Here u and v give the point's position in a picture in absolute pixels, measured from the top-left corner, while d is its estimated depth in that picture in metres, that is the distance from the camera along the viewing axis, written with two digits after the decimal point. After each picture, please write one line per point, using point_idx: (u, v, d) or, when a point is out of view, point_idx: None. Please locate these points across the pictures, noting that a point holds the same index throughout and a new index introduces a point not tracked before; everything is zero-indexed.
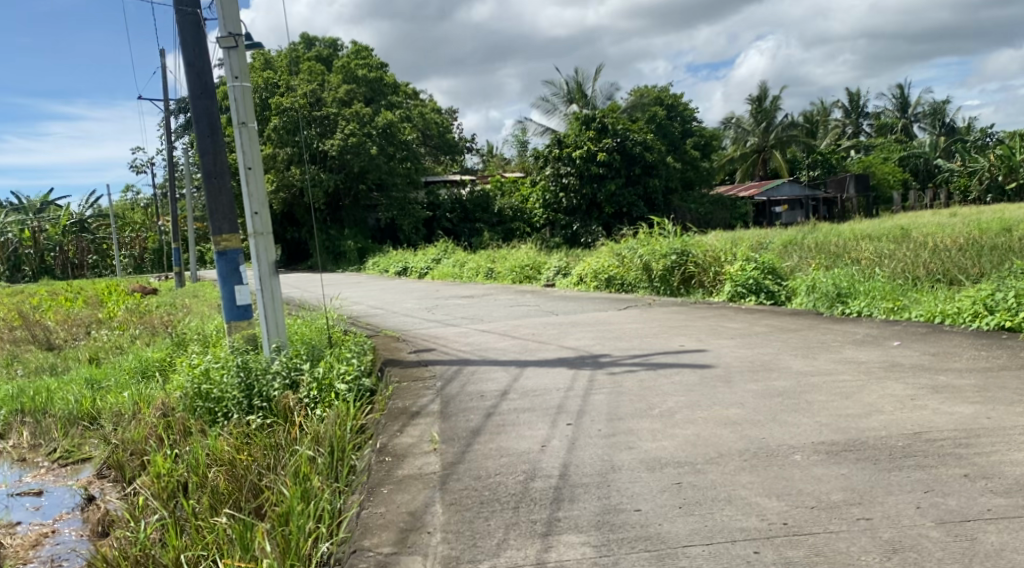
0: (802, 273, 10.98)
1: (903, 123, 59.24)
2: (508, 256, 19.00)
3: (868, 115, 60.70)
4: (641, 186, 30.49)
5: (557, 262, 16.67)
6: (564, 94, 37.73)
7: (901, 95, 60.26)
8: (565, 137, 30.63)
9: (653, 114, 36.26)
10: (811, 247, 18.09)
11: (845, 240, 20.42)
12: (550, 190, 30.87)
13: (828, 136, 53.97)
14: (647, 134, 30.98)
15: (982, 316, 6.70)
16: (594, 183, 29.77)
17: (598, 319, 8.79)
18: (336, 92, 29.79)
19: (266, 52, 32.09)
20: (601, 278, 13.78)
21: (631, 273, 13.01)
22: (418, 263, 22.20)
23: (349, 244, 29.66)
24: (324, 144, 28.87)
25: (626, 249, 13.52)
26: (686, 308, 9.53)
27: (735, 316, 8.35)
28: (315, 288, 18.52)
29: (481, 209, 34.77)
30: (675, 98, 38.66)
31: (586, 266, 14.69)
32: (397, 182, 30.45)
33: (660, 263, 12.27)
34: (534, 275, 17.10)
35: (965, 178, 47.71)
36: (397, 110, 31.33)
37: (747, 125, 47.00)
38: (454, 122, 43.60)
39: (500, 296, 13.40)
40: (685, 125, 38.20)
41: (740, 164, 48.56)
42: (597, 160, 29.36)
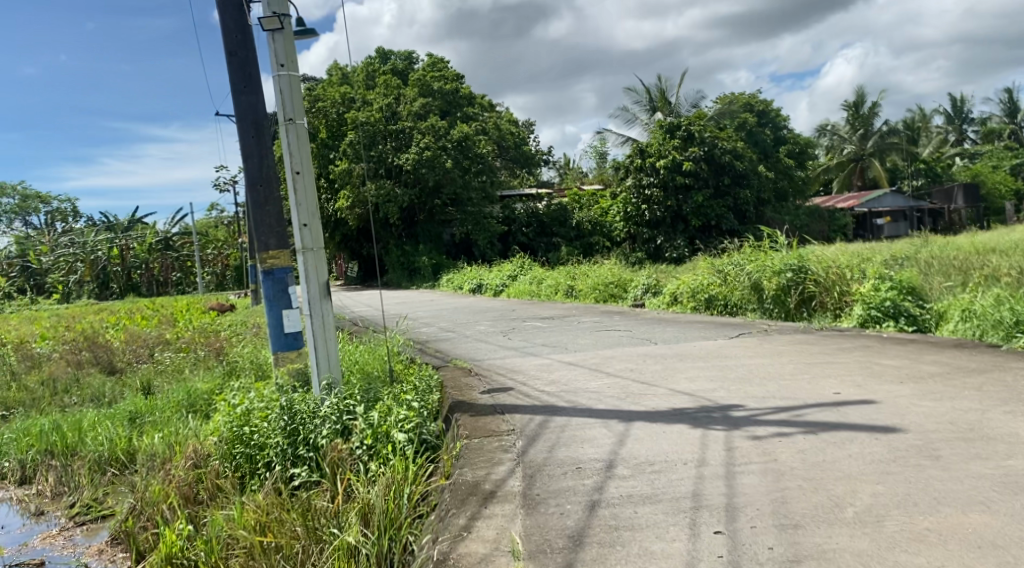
0: (948, 295, 9.31)
1: (1012, 128, 54.99)
2: (590, 273, 17.64)
3: (973, 120, 56.59)
4: (730, 197, 28.72)
5: (646, 279, 15.26)
6: (645, 102, 36.27)
7: (1010, 99, 55.99)
8: (648, 146, 29.08)
9: (741, 122, 34.30)
10: (932, 262, 16.05)
11: (969, 254, 18.26)
12: (631, 203, 29.33)
13: (929, 143, 50.50)
14: (736, 142, 29.21)
15: None
16: (679, 195, 28.34)
17: (708, 350, 7.37)
18: (411, 105, 29.10)
19: (342, 67, 31.79)
20: (700, 299, 12.31)
21: (736, 293, 11.51)
22: (493, 280, 21.04)
23: (423, 259, 28.82)
24: (400, 158, 28.18)
25: (729, 265, 12.04)
26: (812, 336, 8.02)
27: (882, 349, 6.82)
28: (385, 306, 17.55)
29: (559, 223, 33.42)
30: (766, 104, 36.50)
31: (680, 285, 13.26)
32: (473, 196, 29.42)
33: (773, 281, 10.73)
34: (620, 293, 15.70)
35: None
36: (473, 123, 30.52)
37: (842, 132, 44.29)
38: (531, 135, 42.58)
39: (585, 318, 12.06)
40: (776, 132, 36.04)
41: (833, 174, 45.85)
42: (683, 170, 27.79)
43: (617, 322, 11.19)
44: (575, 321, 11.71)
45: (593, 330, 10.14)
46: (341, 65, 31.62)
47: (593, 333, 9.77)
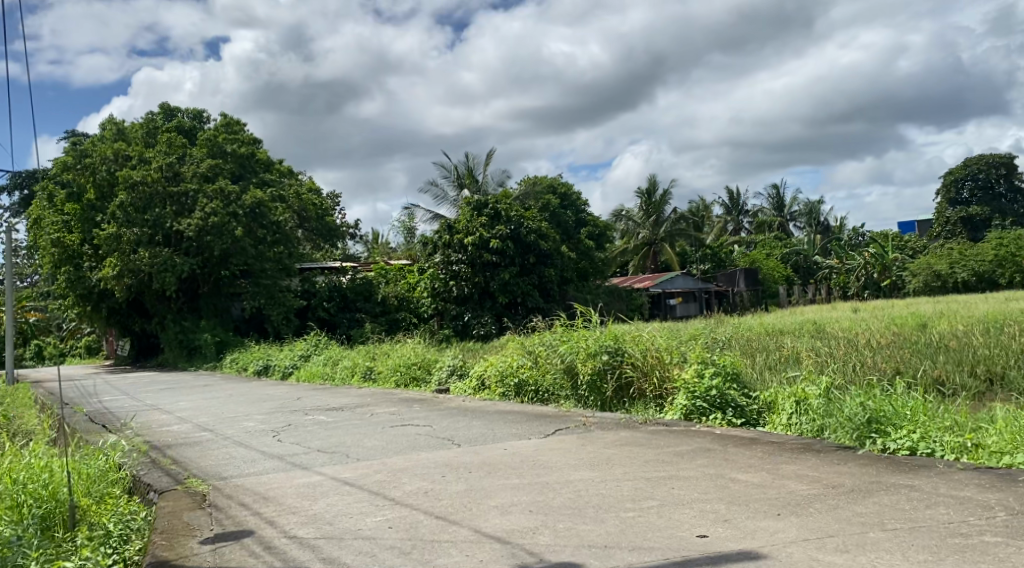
0: (771, 384, 8.59)
1: (780, 221, 60.50)
2: (390, 354, 15.88)
3: (748, 212, 61.63)
4: (536, 276, 28.35)
5: (452, 359, 13.79)
6: (453, 177, 35.78)
7: (777, 195, 61.79)
8: (456, 223, 28.21)
9: (546, 203, 34.58)
10: (733, 342, 15.94)
11: (763, 335, 18.56)
12: (439, 278, 28.16)
13: (712, 231, 54.16)
14: (542, 222, 29.02)
15: None
16: (486, 272, 27.55)
17: (522, 455, 5.93)
18: (197, 166, 26.08)
19: (117, 120, 28.35)
20: (508, 384, 10.98)
21: (549, 378, 10.29)
22: (281, 360, 18.72)
23: (205, 336, 25.70)
24: (181, 224, 25.19)
25: (542, 346, 10.86)
26: (641, 434, 6.85)
27: (725, 451, 5.73)
28: (144, 392, 14.64)
29: (363, 298, 31.17)
30: (569, 187, 37.25)
31: (487, 368, 11.89)
32: (266, 267, 26.93)
33: (588, 365, 9.62)
34: (422, 377, 14.06)
35: (844, 275, 48.51)
36: (266, 188, 28.25)
37: (637, 218, 46.12)
38: (334, 207, 40.58)
39: (377, 408, 10.26)
40: (578, 215, 36.77)
41: (630, 257, 47.49)
42: (490, 247, 27.12)
43: (413, 413, 9.55)
44: (366, 411, 9.93)
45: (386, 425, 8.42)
46: (116, 118, 28.12)
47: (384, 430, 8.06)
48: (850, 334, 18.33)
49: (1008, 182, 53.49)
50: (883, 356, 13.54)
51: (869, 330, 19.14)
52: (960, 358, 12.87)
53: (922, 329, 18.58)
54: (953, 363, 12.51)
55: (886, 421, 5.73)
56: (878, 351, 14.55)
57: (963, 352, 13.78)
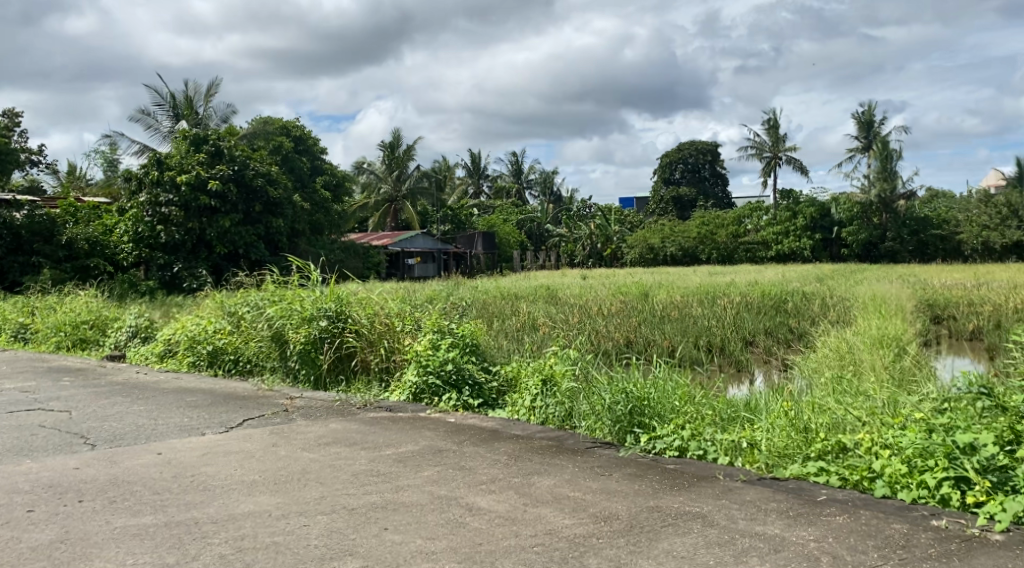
0: (513, 360, 7.49)
1: (517, 188, 61.97)
2: (58, 306, 12.80)
3: (486, 177, 62.22)
4: (263, 226, 25.58)
5: (134, 316, 11.23)
6: (168, 107, 31.35)
7: (514, 162, 63.11)
8: (167, 158, 24.53)
9: (278, 146, 31.46)
10: (471, 306, 14.99)
11: (497, 299, 17.81)
12: (143, 222, 24.24)
13: (451, 192, 53.75)
14: (272, 166, 26.36)
15: (924, 463, 3.50)
16: (203, 217, 24.29)
17: (176, 465, 4.14)
18: None
19: None
20: (200, 352, 8.91)
21: (252, 346, 8.41)
22: None
23: None
24: None
25: (247, 306, 8.91)
26: (356, 425, 5.37)
27: (462, 452, 4.44)
28: None
29: (42, 240, 25.89)
30: (304, 131, 34.39)
31: (176, 331, 9.66)
32: None
33: (301, 332, 7.89)
34: (93, 340, 11.38)
35: (571, 244, 50.73)
36: None
37: (378, 173, 44.20)
38: (12, 128, 33.87)
39: (7, 383, 7.67)
40: (313, 162, 34.19)
41: (368, 213, 45.58)
42: (209, 189, 23.93)
43: (50, 392, 7.17)
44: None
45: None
46: None
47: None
48: (581, 301, 18.28)
49: (711, 167, 59.22)
50: (615, 326, 13.33)
51: (598, 298, 19.28)
52: (686, 329, 12.92)
53: (646, 299, 19.10)
54: (679, 334, 12.55)
55: (649, 413, 4.78)
56: (610, 320, 14.39)
57: (693, 324, 13.99)
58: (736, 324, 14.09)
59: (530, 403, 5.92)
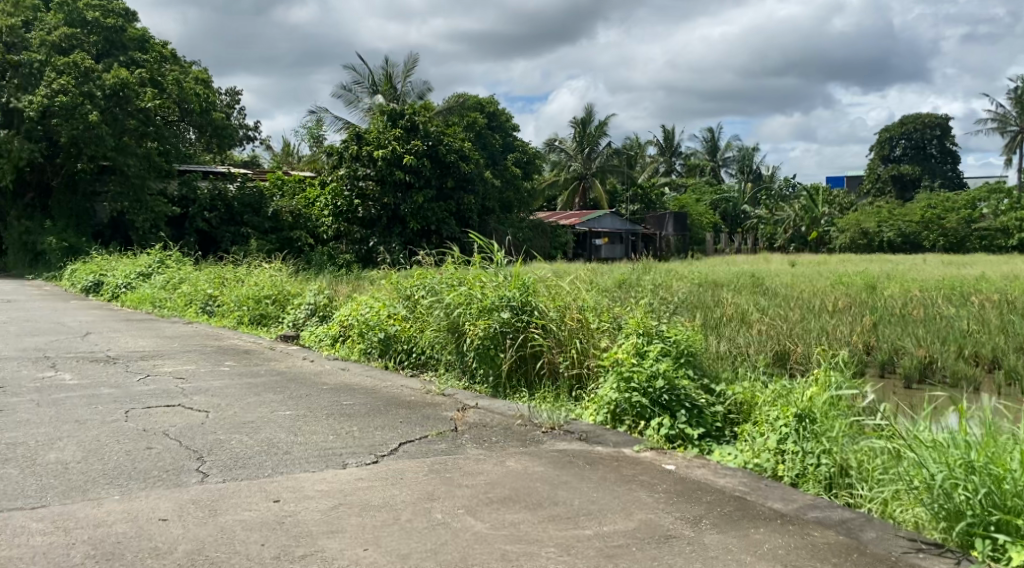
0: (740, 379, 5.77)
1: (712, 166, 58.45)
2: (245, 279, 12.57)
3: (680, 154, 59.12)
4: (453, 202, 25.04)
5: (314, 293, 10.57)
6: (367, 84, 31.83)
7: (712, 138, 59.51)
8: (366, 133, 24.55)
9: (470, 122, 30.97)
10: (667, 292, 13.22)
11: (693, 287, 15.84)
12: (343, 196, 24.51)
13: (642, 169, 51.53)
14: (464, 141, 25.66)
15: None
16: (398, 193, 24.11)
17: (291, 533, 2.91)
18: (47, 34, 22.84)
19: None
20: (372, 340, 7.89)
21: (426, 335, 7.25)
22: (116, 277, 15.17)
23: (50, 239, 22.70)
24: (21, 102, 21.88)
25: (424, 290, 7.77)
26: (543, 467, 3.89)
27: (705, 550, 2.88)
28: None
29: (251, 211, 26.91)
30: (497, 105, 33.72)
31: (349, 312, 8.76)
32: (132, 164, 23.82)
33: (478, 324, 6.55)
34: (272, 317, 10.90)
35: (772, 226, 46.90)
36: (136, 69, 24.80)
37: (569, 149, 42.95)
38: (231, 107, 36.06)
39: (166, 364, 7.02)
40: (504, 138, 33.53)
41: (557, 191, 44.53)
42: (403, 164, 23.70)
43: (199, 381, 6.24)
44: (135, 371, 6.59)
45: (130, 407, 5.15)
46: None
47: (113, 419, 4.79)
48: (787, 293, 15.92)
49: (939, 143, 52.52)
50: (844, 325, 11.10)
51: (811, 289, 16.73)
52: (944, 335, 10.40)
53: (874, 292, 16.29)
54: (937, 340, 10.09)
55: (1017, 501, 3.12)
56: (839, 318, 12.06)
57: (954, 328, 11.34)
58: (1007, 331, 11.28)
59: (781, 446, 4.51)
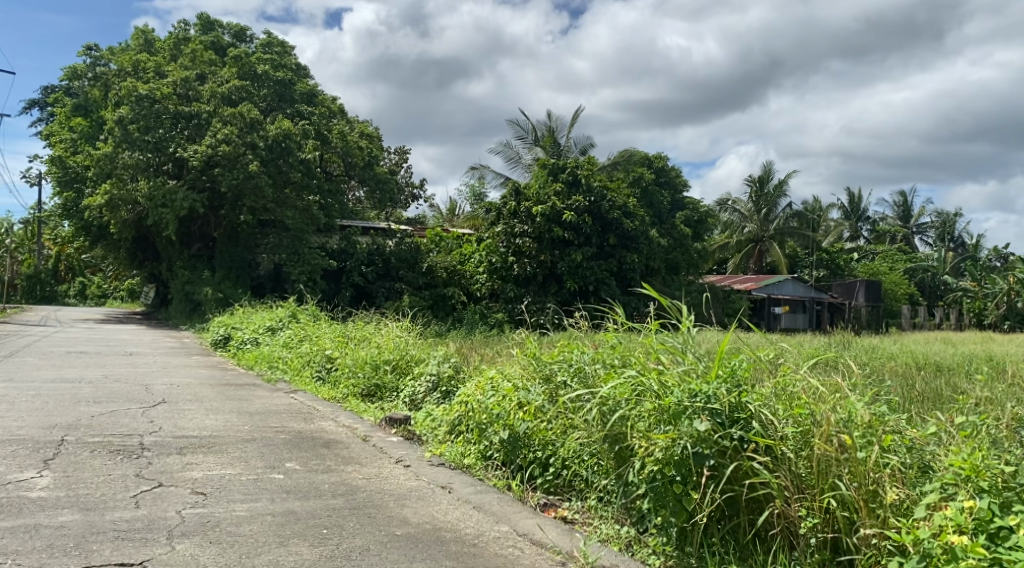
0: None
1: (906, 233, 52.39)
2: (370, 338, 10.67)
3: (867, 219, 53.43)
4: (615, 261, 22.46)
5: (439, 361, 8.37)
6: (529, 137, 30.34)
7: (904, 202, 53.53)
8: (526, 188, 22.76)
9: (637, 177, 28.51)
10: (890, 373, 9.93)
11: (913, 364, 12.26)
12: (498, 253, 22.81)
13: (825, 232, 46.67)
14: (630, 197, 23.16)
15: None
16: (555, 250, 22.08)
17: None
18: (216, 86, 23.06)
19: (148, 33, 25.93)
20: (492, 441, 5.40)
21: (572, 443, 4.73)
22: (245, 331, 13.94)
23: (207, 290, 22.34)
24: (187, 151, 21.87)
25: (574, 375, 5.24)
26: None
27: None
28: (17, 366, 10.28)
29: (406, 266, 25.66)
30: (666, 160, 31.15)
31: (466, 395, 6.34)
32: (289, 216, 23.25)
33: (657, 441, 3.95)
34: (385, 392, 8.79)
35: (982, 300, 40.54)
36: (301, 121, 24.69)
37: (743, 210, 39.54)
38: (395, 164, 35.85)
39: (198, 466, 4.88)
40: (673, 195, 30.85)
41: (729, 255, 40.87)
42: (563, 221, 21.62)
43: (217, 507, 4.04)
44: (147, 478, 4.50)
45: None
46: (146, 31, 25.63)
47: None
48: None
49: None
50: None
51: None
52: None
53: None
54: None
55: None
56: None
57: None
58: None
59: None
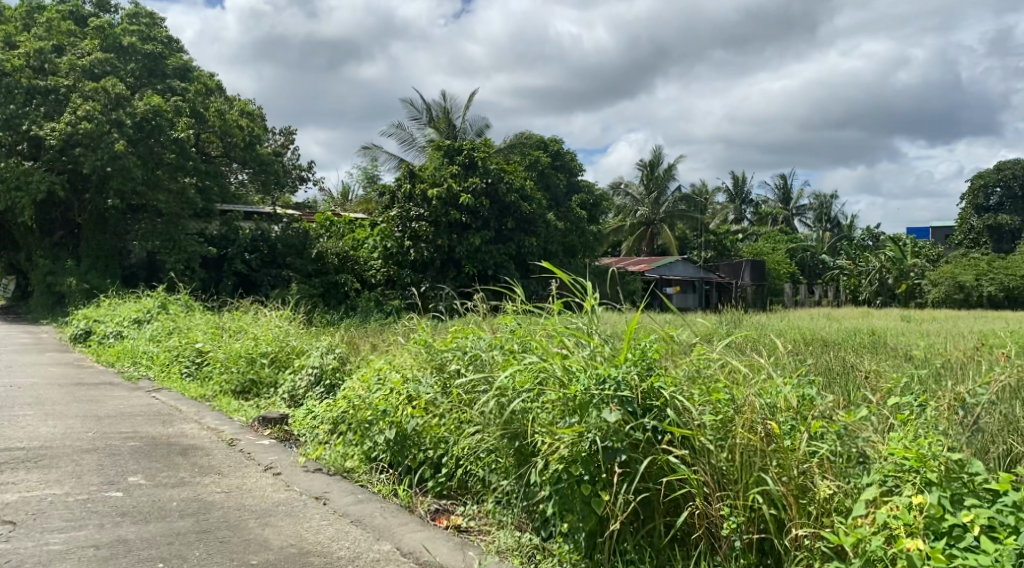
0: None
1: (788, 215, 54.56)
2: (248, 329, 9.77)
3: (752, 202, 55.31)
4: (512, 245, 22.04)
5: (322, 352, 7.64)
6: (422, 119, 29.46)
7: (785, 185, 55.70)
8: (419, 170, 21.97)
9: (532, 160, 28.16)
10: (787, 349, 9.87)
11: (803, 340, 12.41)
12: (391, 238, 21.97)
13: (713, 215, 47.94)
14: (527, 179, 22.76)
15: None
16: (452, 234, 21.46)
17: None
18: (78, 59, 21.11)
19: None
20: (376, 441, 4.76)
21: (466, 440, 4.17)
22: (109, 325, 12.66)
23: (72, 281, 20.51)
24: (44, 129, 19.91)
25: (467, 364, 4.67)
26: None
27: None
28: None
29: (295, 252, 24.40)
30: (560, 143, 30.94)
31: (348, 389, 5.67)
32: (165, 200, 21.62)
33: (563, 436, 3.44)
34: (264, 388, 7.98)
35: (858, 278, 42.65)
36: (175, 98, 23.01)
37: (637, 193, 40.00)
38: (281, 146, 34.15)
39: (13, 488, 4.02)
40: (568, 178, 30.73)
41: (623, 238, 41.27)
42: (459, 203, 21.00)
43: (25, 543, 3.24)
44: None
45: None
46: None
47: None
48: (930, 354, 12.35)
49: None
50: None
51: (952, 338, 13.19)
52: None
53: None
54: None
55: None
56: None
57: None
58: None
59: None
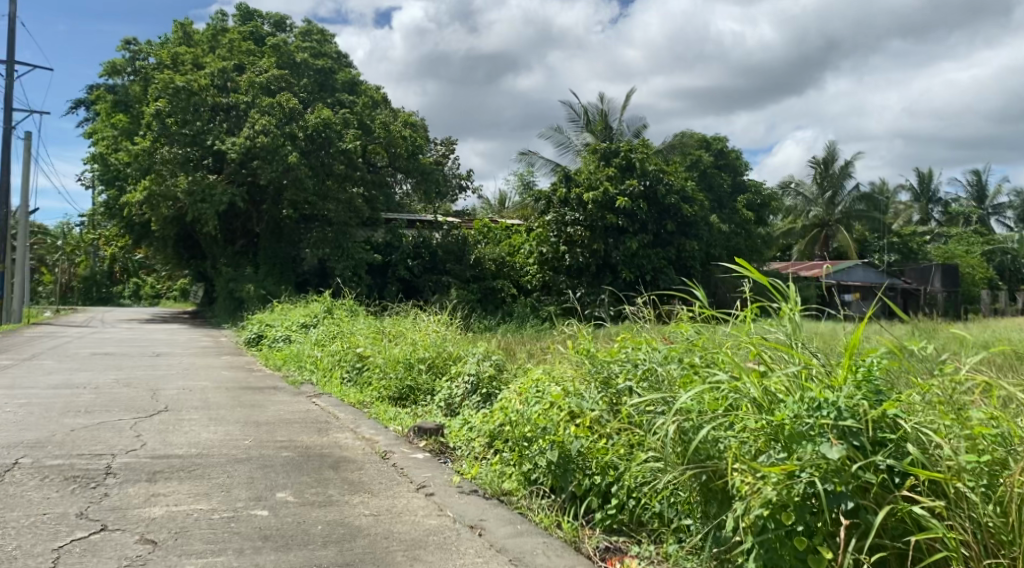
0: None
1: (981, 213, 49.38)
2: (406, 334, 9.62)
3: (938, 201, 50.54)
4: (672, 249, 21.01)
5: (479, 359, 7.26)
6: (579, 122, 28.98)
7: (978, 181, 50.46)
8: (576, 174, 21.46)
9: (694, 160, 26.92)
10: (1006, 363, 8.45)
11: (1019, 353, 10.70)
12: (548, 243, 21.63)
13: (892, 216, 44.17)
14: (688, 180, 21.66)
15: None
16: (609, 239, 20.79)
17: None
18: (255, 76, 22.35)
19: (188, 25, 25.40)
20: (534, 462, 4.25)
21: (642, 468, 3.56)
22: (278, 329, 13.05)
23: (249, 286, 21.70)
24: (226, 143, 21.20)
25: (639, 377, 4.05)
26: None
27: None
28: (28, 371, 9.52)
29: (453, 259, 24.64)
30: (723, 141, 29.44)
31: (506, 401, 5.20)
32: (332, 209, 22.42)
33: (769, 474, 2.75)
34: (419, 396, 7.71)
35: None
36: (342, 110, 23.91)
37: (807, 193, 37.53)
38: (441, 154, 34.81)
39: (159, 501, 3.83)
40: (731, 178, 29.20)
41: (792, 241, 38.81)
42: (616, 206, 20.29)
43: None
44: (88, 520, 3.46)
45: None
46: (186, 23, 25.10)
47: None
48: None
49: None
50: None
51: None
52: None
53: None
54: None
55: None
56: None
57: None
58: None
59: None
